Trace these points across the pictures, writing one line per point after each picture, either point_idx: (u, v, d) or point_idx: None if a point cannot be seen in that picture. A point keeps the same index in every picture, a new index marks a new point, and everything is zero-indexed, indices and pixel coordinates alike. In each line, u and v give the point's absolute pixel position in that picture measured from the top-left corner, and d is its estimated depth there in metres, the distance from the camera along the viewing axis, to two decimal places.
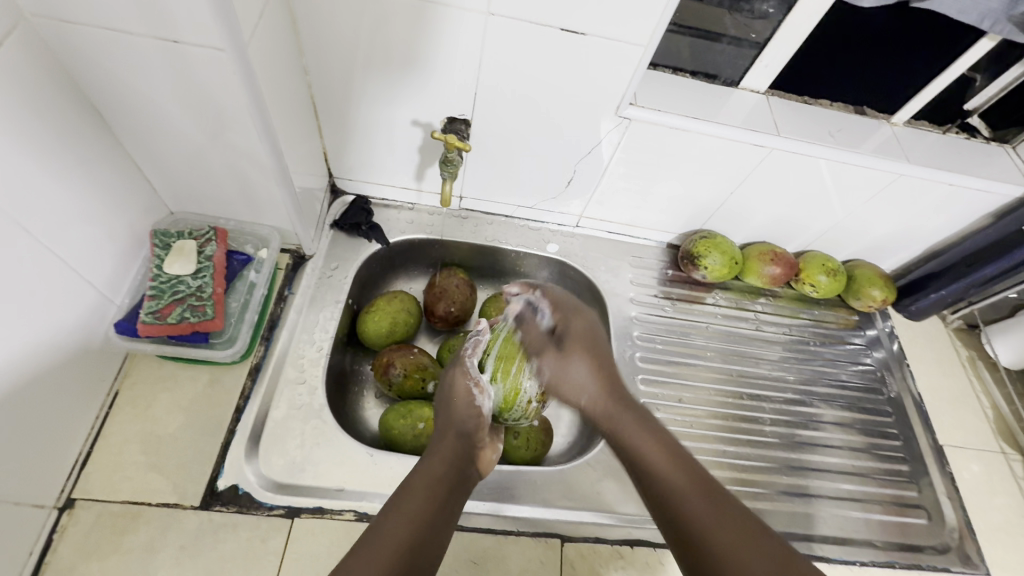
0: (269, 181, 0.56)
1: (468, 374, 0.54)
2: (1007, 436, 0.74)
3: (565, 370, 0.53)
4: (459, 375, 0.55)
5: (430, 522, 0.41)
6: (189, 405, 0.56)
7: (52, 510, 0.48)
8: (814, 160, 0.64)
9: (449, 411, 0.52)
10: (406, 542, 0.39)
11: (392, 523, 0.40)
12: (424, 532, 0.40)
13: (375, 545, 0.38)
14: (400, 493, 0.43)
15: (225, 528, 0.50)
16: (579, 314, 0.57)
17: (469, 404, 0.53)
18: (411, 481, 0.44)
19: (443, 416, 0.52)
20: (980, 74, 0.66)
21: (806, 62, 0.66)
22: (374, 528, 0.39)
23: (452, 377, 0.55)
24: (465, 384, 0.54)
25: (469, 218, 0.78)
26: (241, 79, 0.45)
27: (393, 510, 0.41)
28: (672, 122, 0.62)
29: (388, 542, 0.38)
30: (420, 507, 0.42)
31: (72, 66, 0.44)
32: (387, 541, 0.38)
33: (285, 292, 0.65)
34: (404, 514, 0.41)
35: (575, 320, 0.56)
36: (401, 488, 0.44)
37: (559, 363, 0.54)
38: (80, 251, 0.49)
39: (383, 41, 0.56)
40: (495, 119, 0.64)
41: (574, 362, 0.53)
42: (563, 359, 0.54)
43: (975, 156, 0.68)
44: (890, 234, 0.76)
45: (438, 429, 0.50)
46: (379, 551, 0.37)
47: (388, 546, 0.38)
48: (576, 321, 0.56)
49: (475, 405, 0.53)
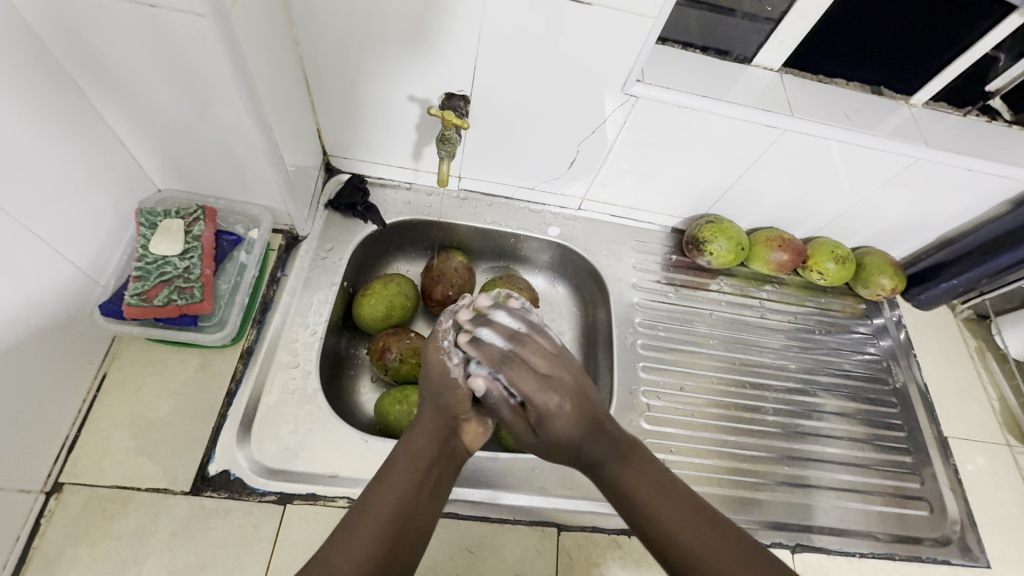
0: (259, 158, 0.54)
1: (443, 349, 0.50)
2: (1013, 429, 0.73)
3: (543, 400, 0.46)
4: (434, 349, 0.50)
5: (413, 504, 0.41)
6: (179, 389, 0.54)
7: (40, 494, 0.47)
8: (828, 143, 0.62)
9: (429, 384, 0.49)
10: (388, 527, 0.39)
11: (373, 508, 0.40)
12: (404, 515, 0.41)
13: (357, 525, 0.39)
14: (384, 471, 0.43)
15: (217, 514, 0.49)
16: (545, 337, 0.49)
17: (445, 376, 0.49)
18: (394, 457, 0.44)
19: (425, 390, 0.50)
20: (1004, 53, 0.63)
21: (822, 39, 0.62)
22: (360, 506, 0.41)
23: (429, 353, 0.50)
24: (440, 358, 0.49)
25: (468, 199, 0.75)
26: (225, 48, 0.42)
27: (376, 490, 0.41)
28: (680, 101, 0.59)
29: (369, 526, 0.39)
30: (402, 488, 0.42)
31: (46, 33, 0.42)
32: (368, 527, 0.39)
33: (278, 275, 0.63)
34: (386, 497, 0.41)
35: (536, 345, 0.48)
36: (384, 469, 0.43)
37: (533, 390, 0.46)
38: (62, 230, 0.47)
39: (379, 11, 0.53)
40: (496, 95, 0.61)
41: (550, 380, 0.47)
42: (536, 385, 0.46)
43: (996, 140, 0.66)
44: (902, 220, 0.73)
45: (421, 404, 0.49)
46: (359, 538, 0.38)
47: (368, 532, 0.38)
48: (537, 341, 0.49)
49: (450, 376, 0.49)
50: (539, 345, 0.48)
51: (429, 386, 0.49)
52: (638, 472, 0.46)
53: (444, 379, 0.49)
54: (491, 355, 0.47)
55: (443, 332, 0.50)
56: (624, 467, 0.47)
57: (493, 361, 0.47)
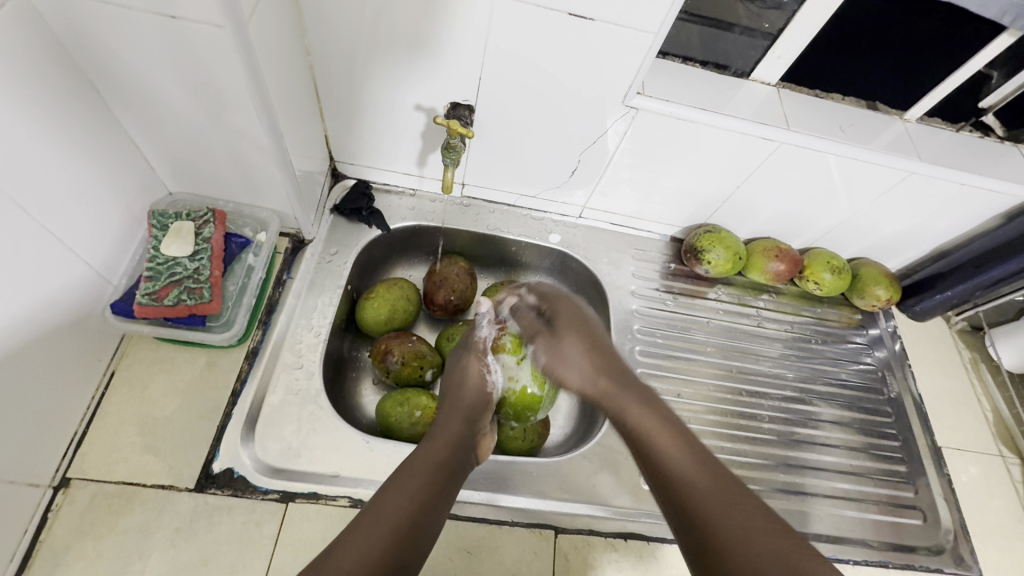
0: (269, 162, 0.55)
1: (480, 360, 0.56)
2: (1006, 439, 0.74)
3: (563, 355, 0.54)
4: (472, 361, 0.56)
5: (436, 500, 0.42)
6: (185, 388, 0.55)
7: (47, 489, 0.48)
8: (824, 156, 0.63)
9: (460, 390, 0.54)
10: (409, 512, 0.40)
11: (396, 498, 0.40)
12: (421, 512, 0.40)
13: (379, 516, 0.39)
14: (402, 471, 0.43)
15: (220, 511, 0.50)
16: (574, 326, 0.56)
17: (480, 387, 0.54)
18: (413, 460, 0.45)
19: (452, 397, 0.54)
20: (996, 70, 0.64)
21: (818, 57, 0.64)
22: (380, 499, 0.40)
23: (464, 359, 0.57)
24: (479, 368, 0.55)
25: (471, 206, 0.77)
26: (241, 58, 0.44)
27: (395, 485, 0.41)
28: (680, 113, 0.60)
29: (395, 508, 0.40)
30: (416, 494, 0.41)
31: (69, 41, 0.44)
32: (391, 514, 0.39)
33: (283, 277, 0.65)
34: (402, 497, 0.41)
35: (564, 322, 0.56)
36: (402, 467, 0.44)
37: (552, 347, 0.55)
38: (76, 230, 0.49)
39: (389, 21, 0.54)
40: (499, 105, 0.63)
41: (566, 349, 0.55)
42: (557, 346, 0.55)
43: (988, 155, 0.67)
44: (897, 232, 0.74)
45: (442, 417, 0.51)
46: (384, 523, 0.38)
47: (393, 517, 0.39)
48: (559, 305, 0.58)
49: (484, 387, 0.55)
50: (568, 338, 0.55)
51: (463, 391, 0.54)
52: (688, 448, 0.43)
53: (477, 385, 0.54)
54: (523, 318, 0.58)
55: (481, 340, 0.57)
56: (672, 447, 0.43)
57: (526, 321, 0.58)
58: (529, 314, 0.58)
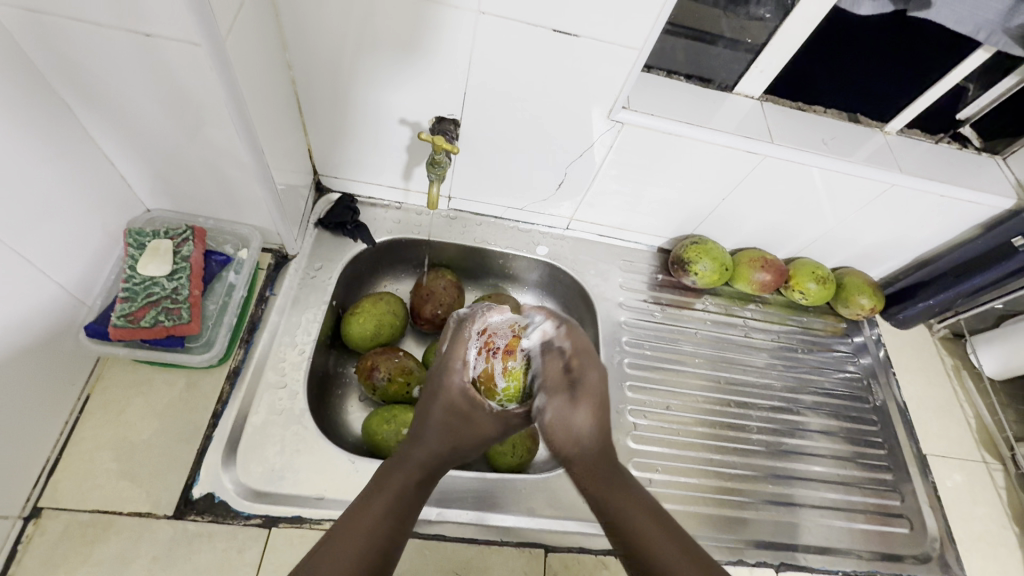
0: (249, 178, 0.54)
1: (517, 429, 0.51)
2: (989, 446, 0.75)
3: (570, 422, 0.41)
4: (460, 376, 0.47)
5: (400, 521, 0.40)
6: (164, 411, 0.54)
7: (17, 520, 0.47)
8: (807, 168, 0.64)
9: (447, 392, 0.46)
10: (379, 538, 0.38)
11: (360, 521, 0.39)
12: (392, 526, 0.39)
13: (348, 529, 0.38)
14: (378, 481, 0.42)
15: (199, 538, 0.49)
16: (597, 364, 0.43)
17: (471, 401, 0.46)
18: (388, 472, 0.43)
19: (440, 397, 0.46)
20: (972, 83, 0.66)
21: (800, 70, 0.65)
22: (352, 512, 0.40)
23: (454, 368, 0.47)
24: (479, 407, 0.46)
25: (457, 218, 0.76)
26: (219, 74, 0.43)
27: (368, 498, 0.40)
28: (665, 127, 0.60)
29: (360, 529, 0.38)
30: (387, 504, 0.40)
31: (39, 58, 0.42)
32: (353, 535, 0.38)
33: (266, 294, 0.63)
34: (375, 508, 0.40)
35: (591, 365, 0.43)
36: (371, 486, 0.42)
37: (565, 409, 0.42)
38: (48, 251, 0.47)
39: (371, 35, 0.53)
40: (485, 119, 0.62)
41: (577, 414, 0.41)
42: (568, 409, 0.41)
43: (966, 166, 0.68)
44: (879, 242, 0.75)
45: (421, 416, 0.47)
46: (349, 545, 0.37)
47: (352, 545, 0.37)
48: (590, 364, 0.43)
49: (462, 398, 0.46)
50: (598, 366, 0.43)
51: (448, 394, 0.46)
52: (674, 543, 0.40)
53: (464, 393, 0.46)
54: (550, 363, 0.43)
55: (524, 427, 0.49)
56: (644, 524, 0.40)
57: (552, 367, 0.43)
58: (558, 360, 0.43)
